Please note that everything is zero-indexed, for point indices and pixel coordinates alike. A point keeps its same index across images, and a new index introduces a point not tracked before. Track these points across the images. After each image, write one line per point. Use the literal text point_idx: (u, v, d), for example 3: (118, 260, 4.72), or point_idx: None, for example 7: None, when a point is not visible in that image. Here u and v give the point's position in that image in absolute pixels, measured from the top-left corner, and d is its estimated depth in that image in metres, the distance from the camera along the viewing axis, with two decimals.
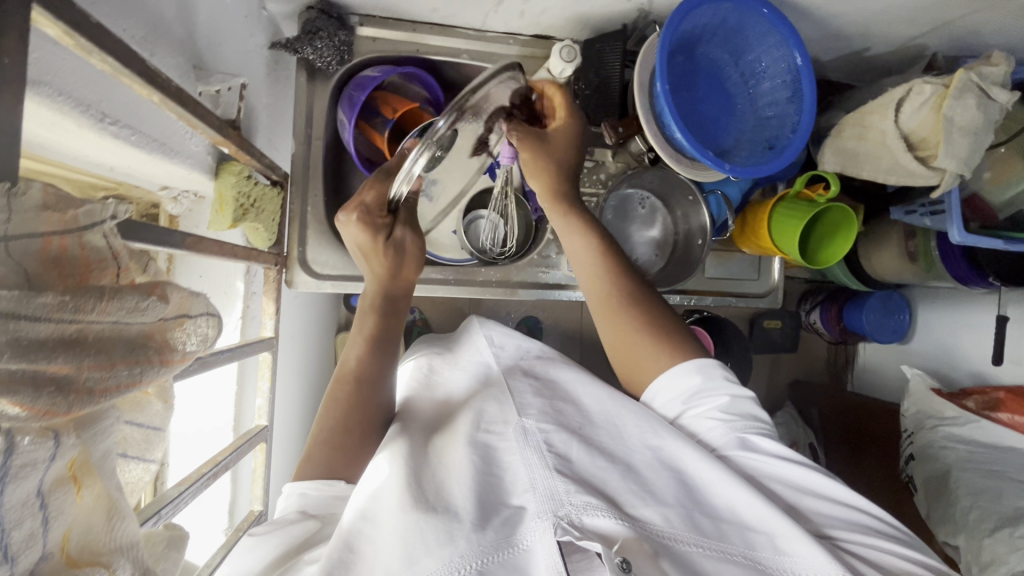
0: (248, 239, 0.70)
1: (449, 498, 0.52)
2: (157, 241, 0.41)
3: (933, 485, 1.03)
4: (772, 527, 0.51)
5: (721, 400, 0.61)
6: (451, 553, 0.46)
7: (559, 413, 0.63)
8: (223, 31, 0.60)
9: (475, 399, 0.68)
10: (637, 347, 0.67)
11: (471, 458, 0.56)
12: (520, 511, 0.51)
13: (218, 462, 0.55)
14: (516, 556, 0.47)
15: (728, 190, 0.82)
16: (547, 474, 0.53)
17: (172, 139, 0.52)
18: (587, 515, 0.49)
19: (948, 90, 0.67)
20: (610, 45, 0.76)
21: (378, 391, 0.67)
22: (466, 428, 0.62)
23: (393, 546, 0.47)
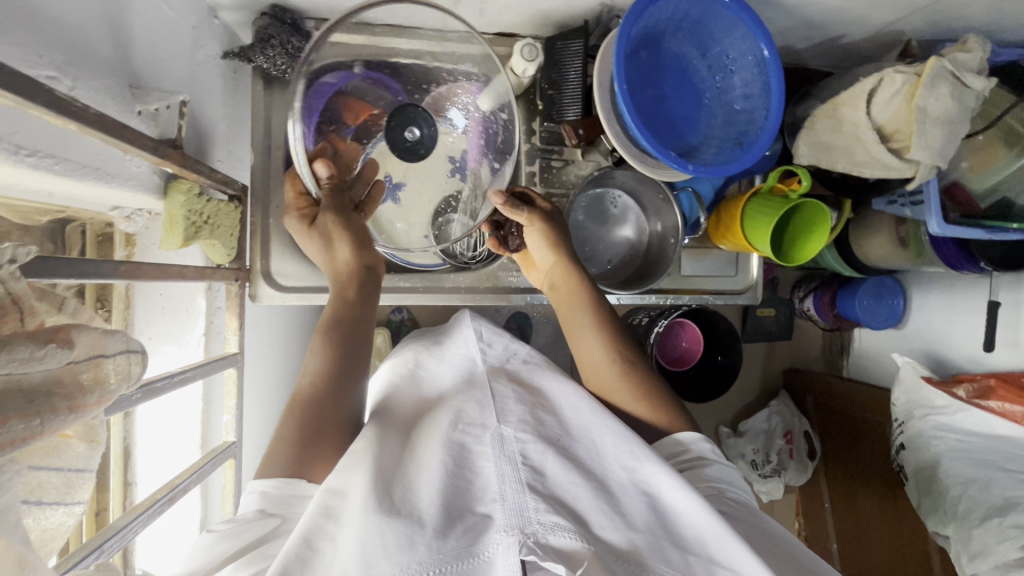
0: (208, 257, 0.68)
1: (414, 503, 0.51)
2: (82, 271, 0.40)
3: (924, 476, 1.02)
4: (738, 564, 0.51)
5: (707, 464, 0.63)
6: (407, 561, 0.45)
7: (539, 422, 0.62)
8: (166, 46, 0.59)
9: (455, 399, 0.66)
10: (627, 404, 0.69)
11: (443, 460, 0.56)
12: (487, 521, 0.50)
13: (174, 486, 0.53)
14: (474, 569, 0.46)
15: (699, 186, 0.82)
16: (519, 489, 0.52)
17: (109, 161, 0.50)
18: (553, 535, 0.48)
19: (920, 79, 0.65)
20: (572, 42, 0.74)
21: (348, 391, 0.63)
22: (444, 428, 0.60)
23: (352, 547, 0.45)
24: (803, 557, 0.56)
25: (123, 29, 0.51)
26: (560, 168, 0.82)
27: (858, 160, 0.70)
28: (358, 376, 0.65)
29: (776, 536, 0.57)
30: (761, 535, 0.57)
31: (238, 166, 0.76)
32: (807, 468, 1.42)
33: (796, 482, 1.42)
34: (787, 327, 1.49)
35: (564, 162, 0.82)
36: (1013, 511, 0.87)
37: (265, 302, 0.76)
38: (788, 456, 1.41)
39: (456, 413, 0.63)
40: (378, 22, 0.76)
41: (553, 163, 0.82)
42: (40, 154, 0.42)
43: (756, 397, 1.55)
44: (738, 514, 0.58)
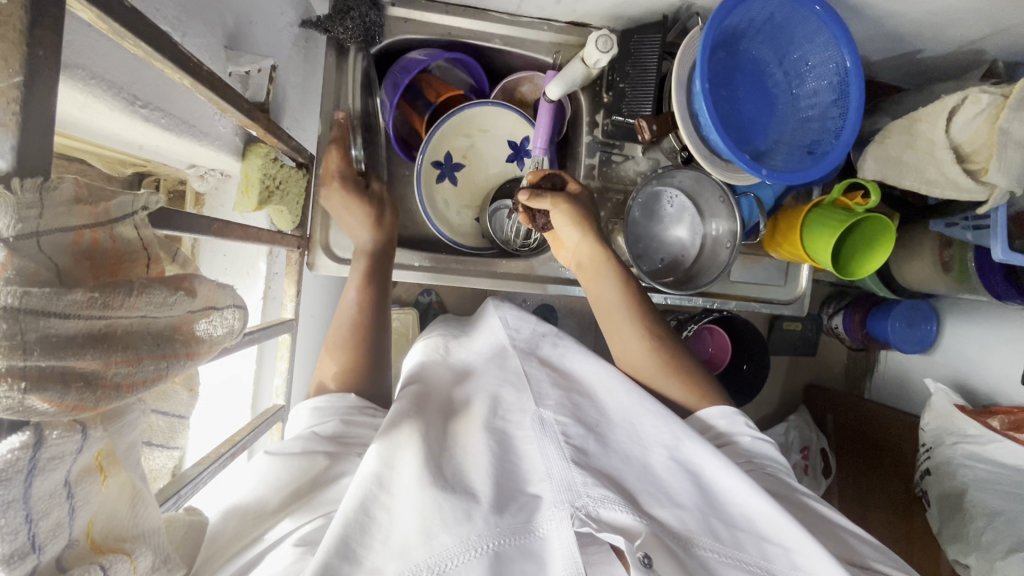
0: (273, 222, 0.70)
1: (468, 485, 0.51)
2: (182, 225, 0.41)
3: (947, 502, 1.02)
4: (787, 541, 0.52)
5: (743, 440, 0.63)
6: (467, 533, 0.46)
7: (577, 407, 0.63)
8: (254, 10, 0.59)
9: (489, 380, 0.68)
10: (657, 381, 0.69)
11: (489, 443, 0.57)
12: (538, 500, 0.51)
13: (235, 443, 0.56)
14: (534, 544, 0.47)
15: (762, 192, 0.80)
16: (564, 465, 0.52)
17: (201, 120, 0.51)
18: (604, 508, 0.49)
19: (1007, 101, 0.63)
20: (650, 37, 0.73)
21: (381, 325, 0.69)
22: (483, 413, 0.61)
23: (411, 519, 0.46)
24: (842, 533, 0.57)
25: None
26: (619, 163, 0.82)
27: (929, 178, 0.69)
28: (385, 317, 0.71)
29: (823, 514, 0.59)
30: (805, 512, 0.59)
31: (302, 135, 0.76)
32: (819, 483, 1.40)
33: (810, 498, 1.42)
34: (810, 344, 1.50)
35: (623, 158, 0.82)
36: None
37: (320, 272, 0.77)
38: (804, 472, 1.39)
39: (493, 399, 0.64)
40: (454, 3, 0.76)
41: (613, 157, 0.82)
42: (151, 106, 0.43)
43: (776, 410, 1.54)
44: (780, 493, 0.60)
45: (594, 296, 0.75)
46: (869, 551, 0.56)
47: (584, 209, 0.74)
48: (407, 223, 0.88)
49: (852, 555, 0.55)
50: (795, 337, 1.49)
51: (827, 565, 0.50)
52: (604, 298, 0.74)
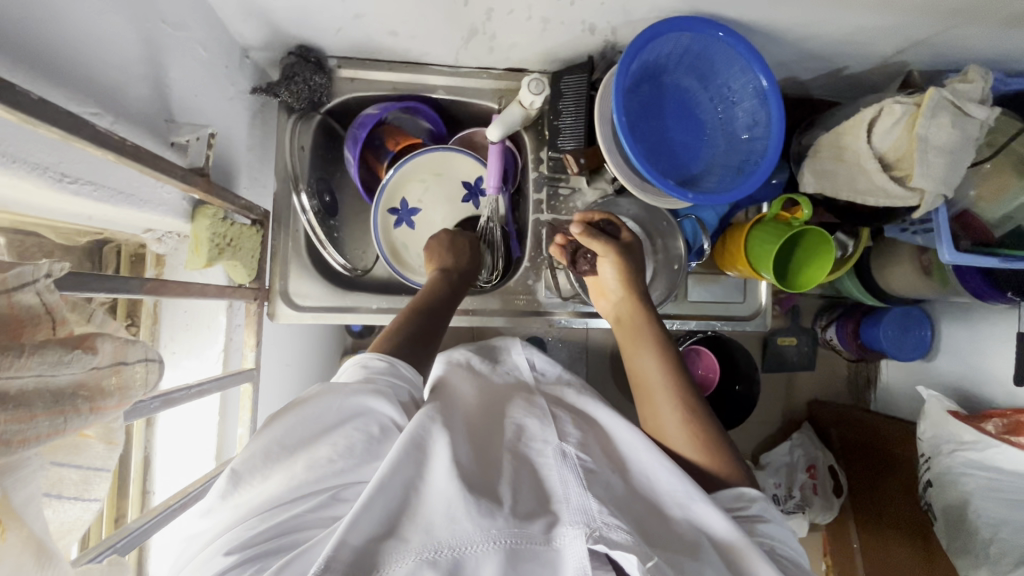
0: (230, 277, 0.73)
1: (493, 487, 0.51)
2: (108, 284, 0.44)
3: (952, 515, 0.95)
4: None
5: (772, 526, 0.58)
6: (488, 525, 0.46)
7: (595, 443, 0.62)
8: (200, 84, 0.64)
9: (518, 405, 0.64)
10: (669, 426, 0.67)
11: (513, 465, 0.55)
12: (556, 515, 0.49)
13: (187, 493, 0.57)
14: (549, 554, 0.46)
15: (704, 214, 0.83)
16: (582, 492, 0.52)
17: (142, 188, 0.56)
18: (615, 532, 0.48)
19: (920, 109, 0.66)
20: (576, 76, 0.76)
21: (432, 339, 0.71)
22: (510, 438, 0.59)
23: (439, 504, 0.47)
24: None
25: (162, 70, 0.56)
26: (567, 196, 0.85)
27: (860, 188, 0.71)
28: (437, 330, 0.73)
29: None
30: None
31: (262, 192, 0.81)
32: (833, 504, 1.36)
33: (822, 519, 1.37)
34: (807, 359, 1.47)
35: (570, 191, 0.85)
36: None
37: (282, 321, 0.80)
38: (812, 492, 1.37)
39: (523, 425, 0.61)
40: (396, 60, 0.81)
41: (560, 191, 0.85)
42: (81, 181, 0.47)
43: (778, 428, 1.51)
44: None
45: (626, 340, 0.75)
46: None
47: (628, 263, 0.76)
48: (370, 267, 0.89)
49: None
50: (790, 352, 1.45)
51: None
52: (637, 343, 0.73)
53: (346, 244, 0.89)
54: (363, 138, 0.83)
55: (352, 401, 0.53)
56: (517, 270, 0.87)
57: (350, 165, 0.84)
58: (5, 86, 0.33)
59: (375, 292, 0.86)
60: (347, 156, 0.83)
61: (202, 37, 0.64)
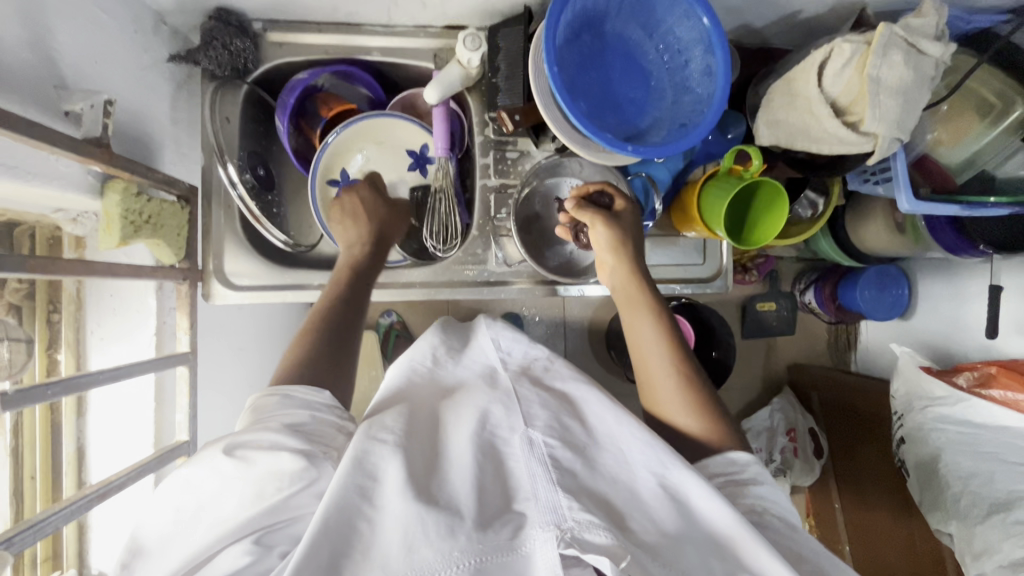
0: (157, 256, 0.69)
1: (449, 497, 0.50)
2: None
3: (924, 471, 0.94)
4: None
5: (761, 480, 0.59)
6: (449, 548, 0.44)
7: (567, 428, 0.59)
8: (100, 50, 0.60)
9: (478, 396, 0.63)
10: (668, 401, 0.66)
11: (474, 458, 0.54)
12: (523, 516, 0.49)
13: (110, 482, 0.56)
14: (517, 561, 0.45)
15: (655, 171, 0.79)
16: (551, 487, 0.50)
17: (29, 160, 0.52)
18: (588, 532, 0.47)
19: (870, 48, 0.62)
20: (513, 28, 0.71)
21: (349, 341, 0.66)
22: (471, 427, 0.58)
23: (393, 533, 0.45)
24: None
25: (45, 32, 0.52)
26: (516, 160, 0.81)
27: (814, 136, 0.67)
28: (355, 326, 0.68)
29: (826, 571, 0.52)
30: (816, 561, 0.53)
31: (192, 169, 0.77)
32: (814, 466, 1.35)
33: (803, 481, 1.36)
34: (788, 322, 1.44)
35: (518, 154, 0.81)
36: (1017, 507, 0.79)
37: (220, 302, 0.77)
38: (793, 456, 1.35)
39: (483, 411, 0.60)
40: (325, 21, 0.76)
41: (507, 154, 0.81)
42: None
43: (758, 394, 1.49)
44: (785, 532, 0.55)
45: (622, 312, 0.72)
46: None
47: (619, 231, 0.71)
48: (313, 244, 0.85)
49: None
50: (770, 318, 1.43)
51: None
52: (633, 315, 0.70)
53: (291, 217, 0.86)
54: (293, 104, 0.79)
55: (236, 447, 0.48)
56: (466, 239, 0.82)
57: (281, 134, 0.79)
58: None
59: (319, 269, 0.82)
60: (278, 124, 0.79)
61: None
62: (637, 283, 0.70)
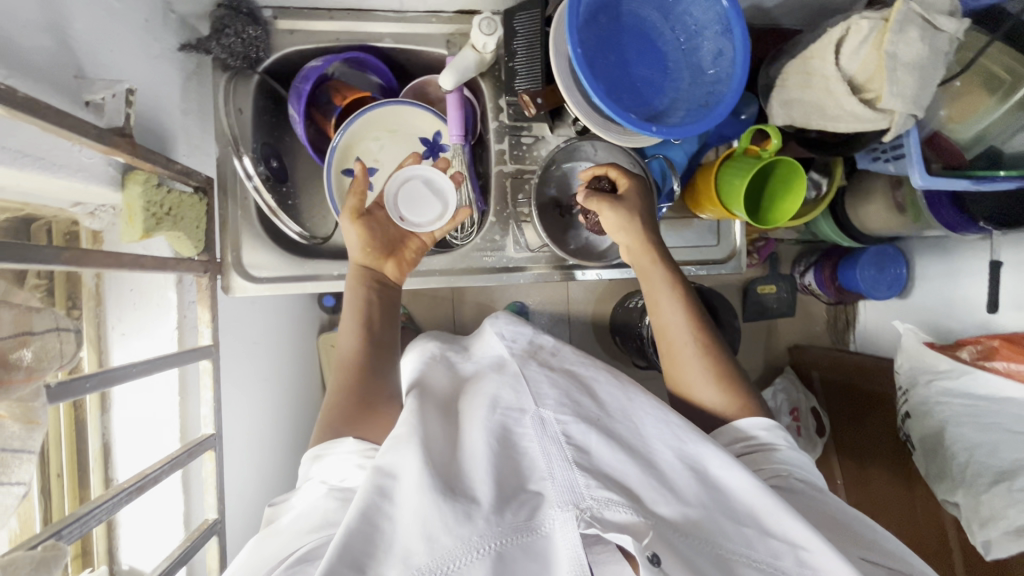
0: (176, 249, 0.68)
1: (467, 481, 0.51)
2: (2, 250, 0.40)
3: (930, 443, 0.96)
4: (796, 538, 0.51)
5: (779, 447, 0.63)
6: (468, 533, 0.45)
7: (578, 403, 0.61)
8: (114, 38, 0.59)
9: (488, 384, 0.65)
10: (695, 379, 0.68)
11: (487, 441, 0.55)
12: (540, 497, 0.50)
13: (144, 476, 0.56)
14: (538, 542, 0.47)
15: (671, 153, 0.80)
16: (566, 466, 0.52)
17: (53, 151, 0.51)
18: (608, 509, 0.48)
19: (888, 24, 0.62)
20: (528, 11, 0.71)
21: (381, 378, 0.68)
22: (483, 411, 0.59)
23: (412, 523, 0.46)
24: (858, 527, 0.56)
25: (63, 19, 0.51)
26: (531, 145, 0.81)
27: (830, 114, 0.68)
28: (387, 364, 0.71)
29: (841, 514, 0.58)
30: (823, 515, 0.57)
31: (205, 160, 0.76)
32: (815, 444, 1.36)
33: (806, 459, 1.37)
34: (789, 304, 1.46)
35: (534, 139, 0.81)
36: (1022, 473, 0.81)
37: (238, 295, 0.76)
38: (796, 434, 1.35)
39: (492, 397, 0.61)
40: (337, 8, 0.75)
41: (523, 140, 0.81)
42: None
43: (761, 375, 1.52)
44: (801, 494, 0.59)
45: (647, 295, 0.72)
46: (895, 545, 0.56)
47: (644, 211, 0.72)
48: (329, 235, 0.84)
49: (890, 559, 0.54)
50: (771, 300, 1.45)
51: (836, 560, 0.48)
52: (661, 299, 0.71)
53: (305, 208, 0.85)
54: (308, 92, 0.78)
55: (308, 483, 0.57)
56: (484, 226, 0.83)
57: (295, 123, 0.78)
58: None
59: (335, 258, 0.82)
60: (291, 113, 0.78)
61: None
62: (666, 266, 0.70)
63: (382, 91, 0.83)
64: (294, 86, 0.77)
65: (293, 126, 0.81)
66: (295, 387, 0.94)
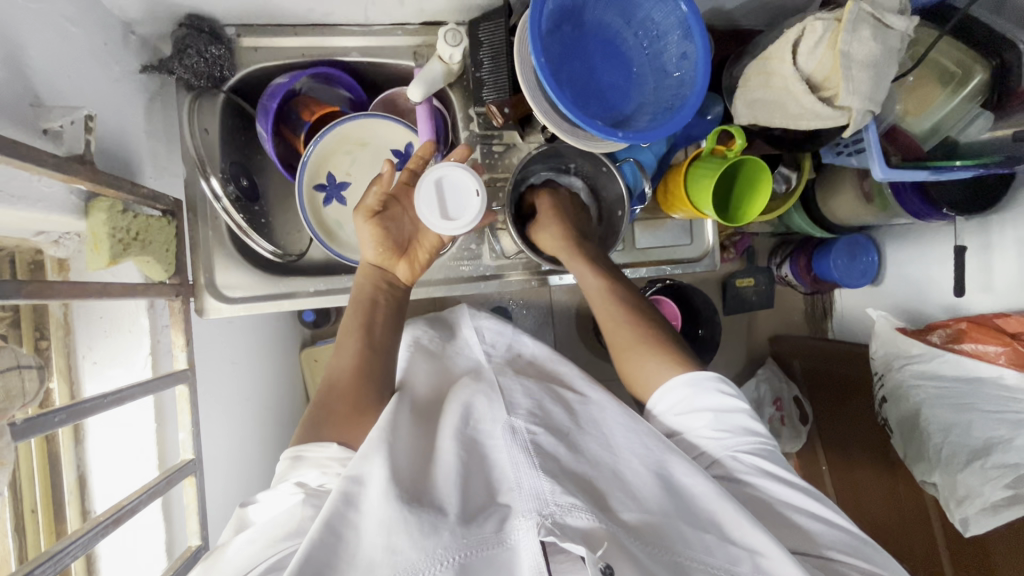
0: (146, 274, 0.67)
1: (435, 496, 0.53)
2: None
3: (907, 426, 0.98)
4: (753, 543, 0.54)
5: (732, 435, 0.64)
6: (433, 546, 0.47)
7: (547, 413, 0.65)
8: (71, 64, 0.58)
9: (463, 392, 0.71)
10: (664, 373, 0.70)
11: (457, 458, 0.59)
12: (507, 508, 0.51)
13: (121, 507, 0.55)
14: (503, 554, 0.48)
15: (642, 157, 0.80)
16: (535, 474, 0.53)
17: (11, 182, 0.50)
18: (570, 516, 0.49)
19: (841, 24, 0.64)
20: (494, 22, 0.72)
21: (377, 379, 0.69)
22: (455, 425, 0.64)
23: (376, 535, 0.48)
24: (812, 528, 0.59)
25: (17, 48, 0.50)
26: (502, 153, 0.81)
27: (792, 113, 0.70)
28: (384, 365, 0.71)
29: (767, 497, 0.61)
30: (773, 516, 0.60)
31: (173, 182, 0.75)
32: (801, 433, 1.40)
33: (793, 447, 1.41)
34: (767, 296, 1.49)
35: (505, 147, 0.81)
36: (995, 452, 0.84)
37: (214, 316, 0.75)
38: (781, 424, 1.40)
39: (466, 410, 0.66)
40: (300, 23, 0.74)
41: (495, 148, 0.81)
42: None
43: (743, 367, 1.54)
44: (759, 507, 0.61)
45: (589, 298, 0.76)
46: (821, 530, 0.59)
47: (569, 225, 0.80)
48: (304, 251, 0.84)
49: (806, 542, 0.58)
50: (749, 293, 1.47)
51: (786, 563, 0.52)
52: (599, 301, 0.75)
53: (278, 226, 0.85)
54: (275, 109, 0.77)
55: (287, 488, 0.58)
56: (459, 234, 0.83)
57: (264, 141, 0.77)
58: None
59: (312, 275, 0.82)
60: (259, 131, 0.77)
61: (64, 10, 0.57)
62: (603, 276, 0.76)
63: (351, 105, 0.84)
64: (259, 104, 0.77)
65: (262, 143, 0.80)
66: (277, 404, 0.93)
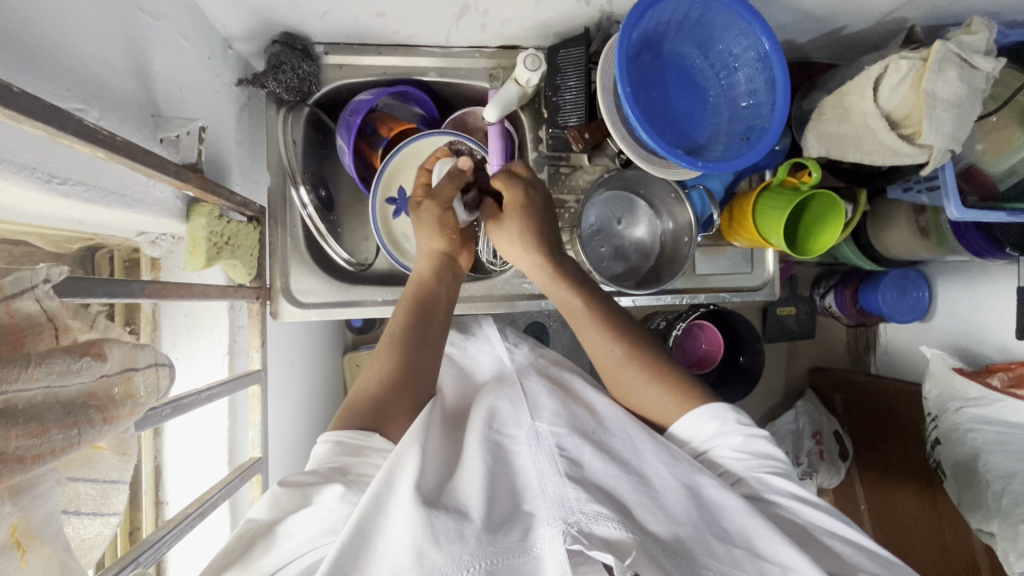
0: (230, 276, 0.70)
1: (458, 499, 0.53)
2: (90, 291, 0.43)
3: (963, 472, 0.94)
4: (784, 559, 0.52)
5: (735, 440, 0.63)
6: (460, 551, 0.47)
7: (573, 416, 0.66)
8: (184, 78, 0.62)
9: (488, 394, 0.72)
10: (651, 401, 0.69)
11: (482, 455, 0.59)
12: (532, 517, 0.52)
13: (205, 500, 0.57)
14: (528, 563, 0.48)
15: (710, 184, 0.81)
16: (558, 480, 0.54)
17: (133, 187, 0.54)
18: (597, 524, 0.50)
19: (927, 64, 0.64)
20: (573, 50, 0.75)
21: (413, 382, 0.69)
22: (480, 426, 0.65)
23: (403, 539, 0.48)
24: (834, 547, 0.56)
25: (144, 62, 0.54)
26: (569, 174, 0.82)
27: (868, 148, 0.70)
28: (422, 373, 0.71)
29: (796, 518, 0.59)
30: (799, 533, 0.58)
31: (255, 188, 0.78)
32: (840, 468, 1.34)
33: (829, 483, 1.35)
34: (808, 325, 1.46)
35: (573, 169, 0.82)
36: None
37: (286, 319, 0.79)
38: (818, 458, 1.34)
39: (490, 411, 0.67)
40: (383, 43, 0.78)
41: (562, 169, 0.82)
42: (71, 182, 0.46)
43: (782, 398, 1.51)
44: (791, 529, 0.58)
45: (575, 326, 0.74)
46: (853, 554, 0.56)
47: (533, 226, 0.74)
48: (371, 261, 0.87)
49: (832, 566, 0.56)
50: (789, 322, 1.44)
51: None
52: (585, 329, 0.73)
53: (345, 237, 0.87)
54: (357, 124, 0.80)
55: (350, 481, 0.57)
56: None
57: (344, 155, 0.81)
58: (3, 88, 0.32)
59: (379, 283, 0.84)
60: (340, 143, 0.81)
61: (183, 26, 0.60)
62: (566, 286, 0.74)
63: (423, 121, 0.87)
64: (341, 119, 0.80)
65: (340, 154, 0.84)
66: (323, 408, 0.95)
